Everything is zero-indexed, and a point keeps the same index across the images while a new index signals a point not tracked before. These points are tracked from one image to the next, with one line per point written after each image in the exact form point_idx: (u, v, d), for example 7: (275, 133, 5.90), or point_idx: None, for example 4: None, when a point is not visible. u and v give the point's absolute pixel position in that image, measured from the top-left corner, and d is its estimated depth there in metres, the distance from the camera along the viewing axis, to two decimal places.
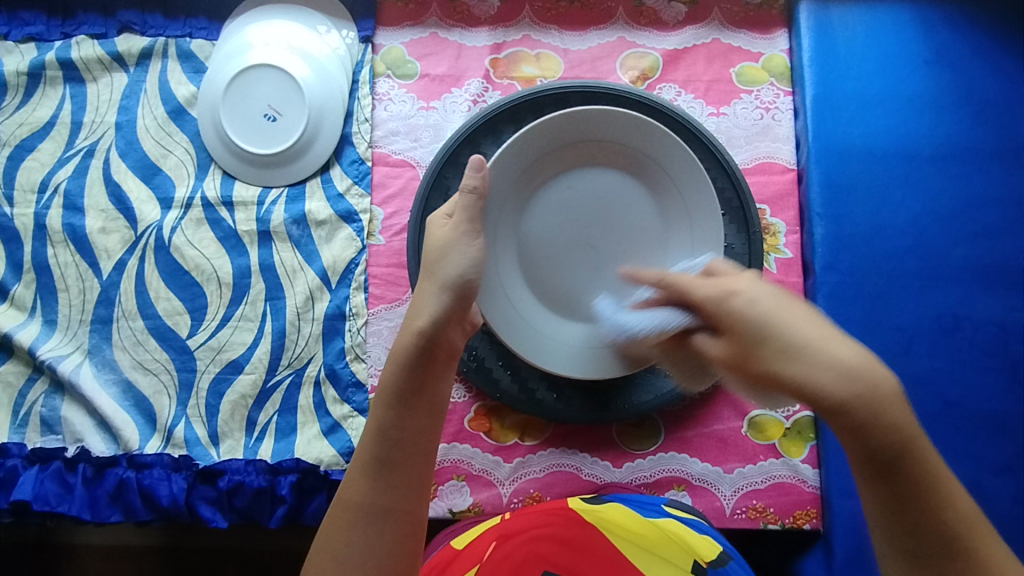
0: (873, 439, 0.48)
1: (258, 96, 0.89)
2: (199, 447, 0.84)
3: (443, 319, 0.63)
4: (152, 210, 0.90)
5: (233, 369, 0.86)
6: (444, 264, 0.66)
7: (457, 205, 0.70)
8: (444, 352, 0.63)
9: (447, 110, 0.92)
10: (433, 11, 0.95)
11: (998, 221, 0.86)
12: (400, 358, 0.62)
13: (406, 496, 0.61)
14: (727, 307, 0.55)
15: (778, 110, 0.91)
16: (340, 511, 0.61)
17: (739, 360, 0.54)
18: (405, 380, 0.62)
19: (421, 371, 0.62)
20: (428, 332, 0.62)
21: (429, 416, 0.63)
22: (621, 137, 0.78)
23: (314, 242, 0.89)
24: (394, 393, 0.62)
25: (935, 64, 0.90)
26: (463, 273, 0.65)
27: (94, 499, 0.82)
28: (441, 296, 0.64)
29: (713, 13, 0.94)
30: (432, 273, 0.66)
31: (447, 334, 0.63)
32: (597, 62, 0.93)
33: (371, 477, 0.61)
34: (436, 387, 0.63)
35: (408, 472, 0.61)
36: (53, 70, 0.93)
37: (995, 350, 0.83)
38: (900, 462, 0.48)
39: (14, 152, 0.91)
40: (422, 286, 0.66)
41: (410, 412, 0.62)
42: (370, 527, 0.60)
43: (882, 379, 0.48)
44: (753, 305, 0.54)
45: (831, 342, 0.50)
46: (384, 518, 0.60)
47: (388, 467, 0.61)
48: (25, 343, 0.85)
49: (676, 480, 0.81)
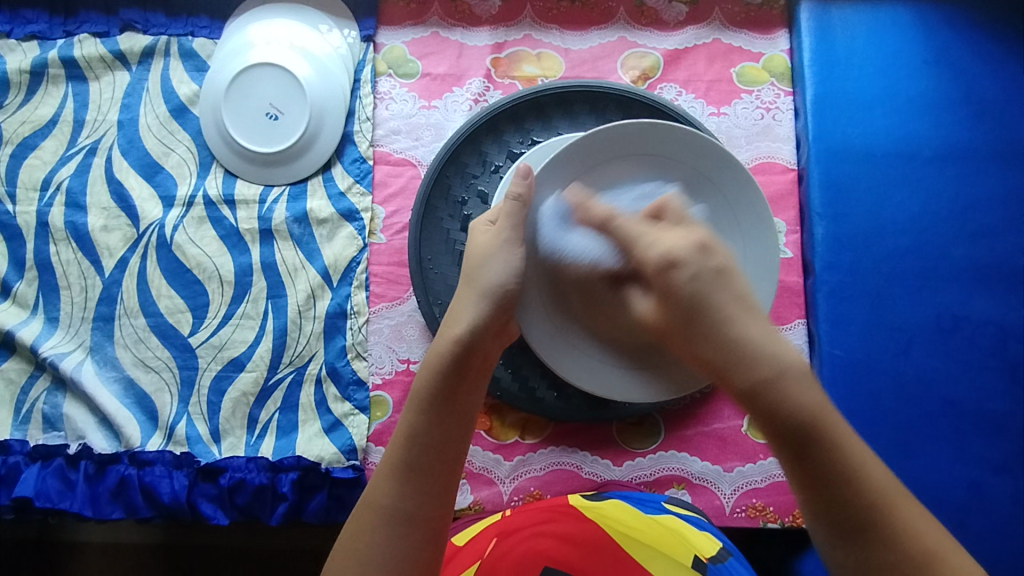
0: (778, 411, 0.50)
1: (260, 95, 0.89)
2: (200, 444, 0.84)
3: (482, 328, 0.61)
4: (154, 208, 0.90)
5: (235, 367, 0.86)
6: (486, 270, 0.63)
7: (501, 210, 0.66)
8: (479, 360, 0.61)
9: (448, 109, 0.92)
10: (434, 10, 0.95)
11: (997, 221, 0.86)
12: (434, 363, 0.61)
13: (430, 503, 0.58)
14: (671, 278, 0.56)
15: (778, 109, 0.91)
16: (363, 513, 0.59)
17: (672, 333, 0.58)
18: (438, 384, 0.60)
19: (457, 378, 0.60)
20: (465, 340, 0.61)
21: (459, 424, 0.60)
22: (676, 151, 0.70)
23: (315, 240, 0.89)
24: (426, 397, 0.60)
25: (935, 64, 0.90)
26: (502, 280, 0.63)
27: (95, 496, 0.82)
28: (478, 306, 0.62)
29: (714, 12, 0.94)
30: (469, 281, 0.64)
31: (484, 342, 0.62)
32: (598, 62, 0.93)
33: (396, 479, 0.59)
34: (471, 396, 0.61)
35: (434, 479, 0.59)
36: (56, 68, 0.93)
37: (993, 349, 0.84)
38: (813, 435, 0.49)
39: (17, 150, 0.91)
40: (461, 293, 0.64)
41: (440, 417, 0.59)
42: (394, 532, 0.57)
43: (789, 358, 0.52)
44: (692, 282, 0.55)
45: (754, 329, 0.53)
46: (407, 523, 0.57)
47: (414, 472, 0.58)
48: (27, 341, 0.85)
49: (676, 478, 0.82)
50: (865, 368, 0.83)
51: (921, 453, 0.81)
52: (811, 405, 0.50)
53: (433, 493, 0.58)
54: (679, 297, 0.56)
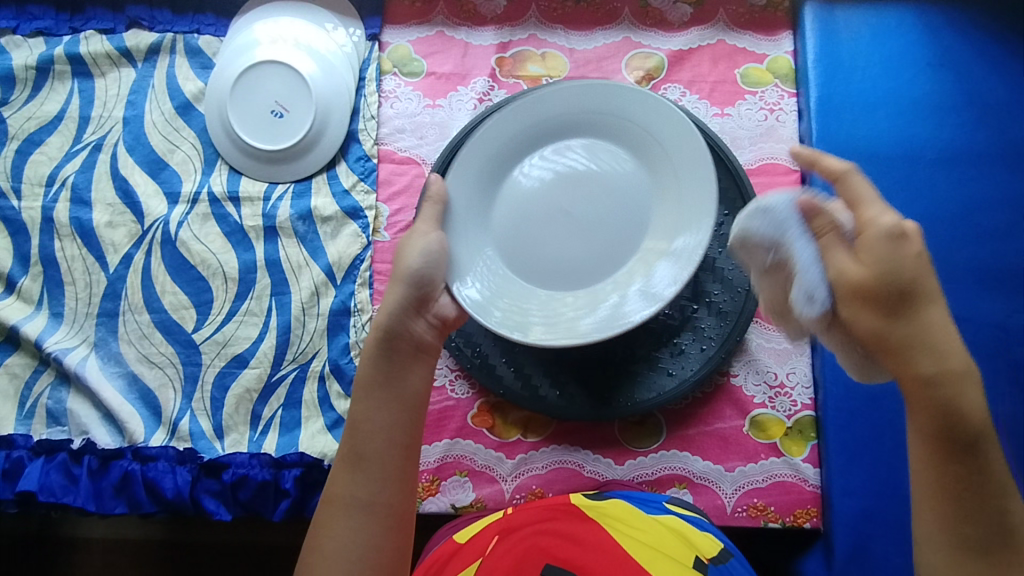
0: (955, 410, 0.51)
1: (265, 92, 0.89)
2: (204, 440, 0.84)
3: (401, 311, 0.64)
4: (159, 205, 0.90)
5: (238, 363, 0.86)
6: (408, 254, 0.68)
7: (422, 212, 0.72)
8: (407, 343, 0.63)
9: (453, 107, 0.92)
10: (440, 10, 0.96)
11: (1000, 224, 0.86)
12: (367, 353, 0.64)
13: (387, 489, 0.59)
14: (901, 247, 0.54)
15: (782, 111, 0.91)
16: (327, 508, 0.59)
17: (861, 301, 0.54)
18: (373, 372, 0.62)
19: (389, 363, 0.63)
20: (385, 324, 0.63)
21: (402, 407, 0.61)
22: (568, 106, 0.78)
23: (320, 238, 0.89)
24: (364, 386, 0.62)
25: (939, 66, 0.90)
26: (419, 264, 0.67)
27: (99, 491, 0.82)
28: (400, 290, 0.65)
29: (718, 14, 0.95)
30: (395, 271, 0.67)
31: (409, 325, 0.64)
32: (602, 62, 0.94)
33: (351, 469, 0.60)
34: (404, 376, 0.62)
35: (386, 464, 0.60)
36: (62, 64, 0.93)
37: (996, 351, 0.84)
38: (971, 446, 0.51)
39: (23, 145, 0.91)
40: (388, 286, 0.67)
41: (381, 402, 0.61)
42: (355, 521, 0.58)
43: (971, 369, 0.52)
44: (915, 264, 0.54)
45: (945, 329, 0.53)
46: (366, 511, 0.58)
47: (365, 459, 0.59)
48: (32, 336, 0.86)
49: (678, 477, 0.82)
50: None
51: None
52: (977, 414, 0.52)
53: (387, 477, 0.59)
54: (902, 263, 0.54)
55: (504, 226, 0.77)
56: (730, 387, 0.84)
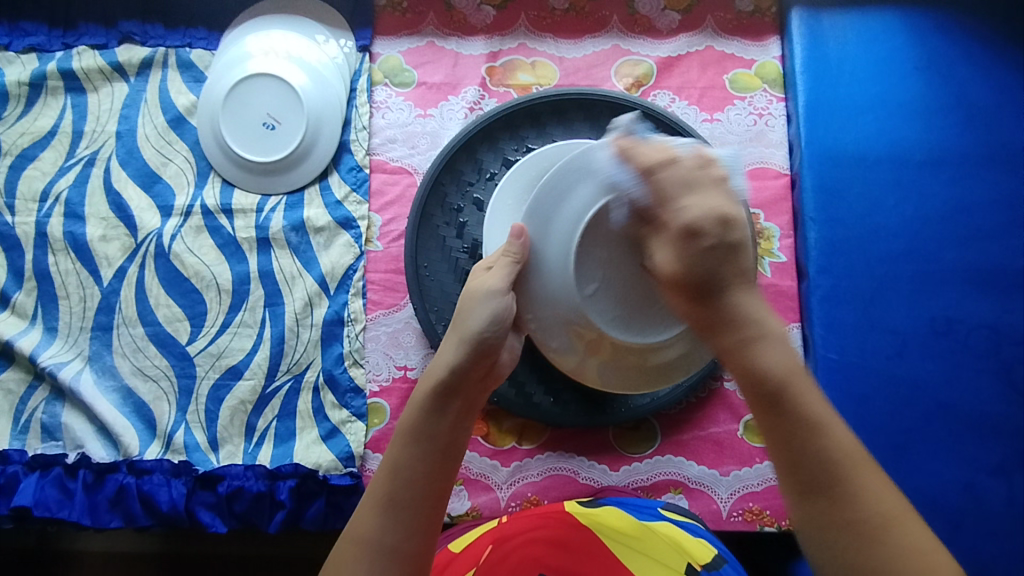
0: (757, 366, 0.53)
1: (257, 104, 0.90)
2: (199, 452, 0.84)
3: (462, 371, 0.61)
4: (152, 218, 0.91)
5: (233, 374, 0.86)
6: (471, 315, 0.64)
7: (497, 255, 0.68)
8: (461, 402, 0.61)
9: (444, 117, 0.93)
10: (430, 20, 0.96)
11: (990, 225, 0.87)
12: (420, 401, 0.61)
13: (413, 536, 0.57)
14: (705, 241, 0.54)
15: (771, 116, 0.92)
16: (347, 546, 0.57)
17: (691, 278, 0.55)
18: (423, 421, 0.60)
19: (442, 421, 0.60)
20: (447, 380, 0.61)
21: (442, 459, 0.59)
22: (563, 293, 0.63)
23: (313, 248, 0.90)
24: (414, 433, 0.60)
25: (925, 70, 0.91)
26: (481, 327, 0.63)
27: (94, 505, 0.82)
28: (459, 349, 0.62)
29: (707, 20, 0.95)
30: (458, 326, 0.64)
31: (466, 385, 0.62)
32: (592, 70, 0.94)
33: (381, 513, 0.57)
34: (453, 432, 0.61)
35: (419, 511, 0.58)
36: (55, 80, 0.94)
37: (987, 352, 0.84)
38: (782, 394, 0.53)
39: (15, 161, 0.92)
40: (446, 337, 0.65)
41: (428, 451, 0.59)
42: (377, 565, 0.55)
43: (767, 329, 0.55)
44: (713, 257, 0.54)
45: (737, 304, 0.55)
46: (390, 557, 0.56)
47: (397, 505, 0.57)
48: (26, 351, 0.86)
49: (673, 483, 0.82)
50: (860, 373, 0.83)
51: (915, 458, 0.81)
52: (784, 366, 0.54)
53: (415, 526, 0.57)
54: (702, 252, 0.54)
55: (562, 243, 0.63)
56: (722, 392, 0.85)
